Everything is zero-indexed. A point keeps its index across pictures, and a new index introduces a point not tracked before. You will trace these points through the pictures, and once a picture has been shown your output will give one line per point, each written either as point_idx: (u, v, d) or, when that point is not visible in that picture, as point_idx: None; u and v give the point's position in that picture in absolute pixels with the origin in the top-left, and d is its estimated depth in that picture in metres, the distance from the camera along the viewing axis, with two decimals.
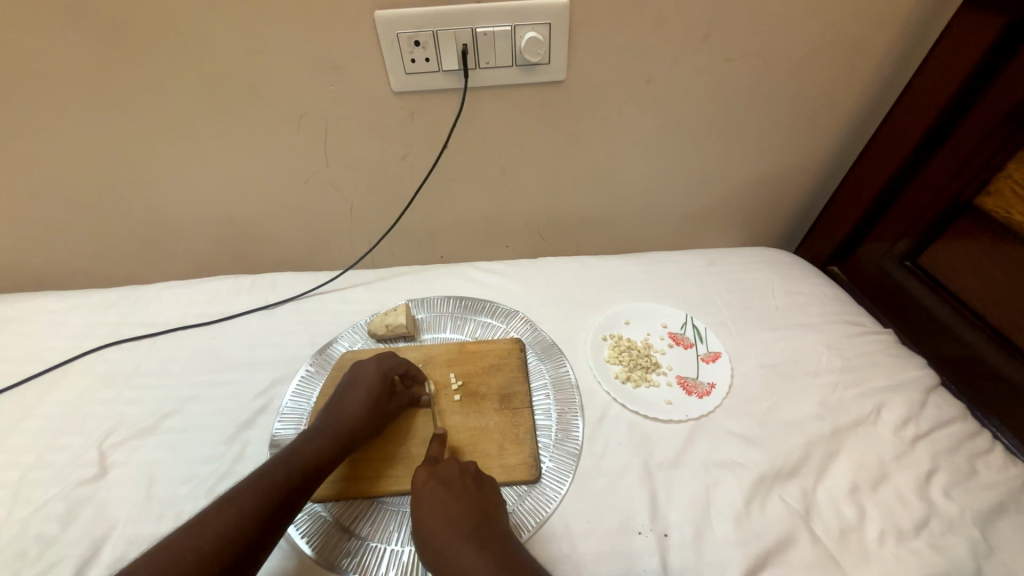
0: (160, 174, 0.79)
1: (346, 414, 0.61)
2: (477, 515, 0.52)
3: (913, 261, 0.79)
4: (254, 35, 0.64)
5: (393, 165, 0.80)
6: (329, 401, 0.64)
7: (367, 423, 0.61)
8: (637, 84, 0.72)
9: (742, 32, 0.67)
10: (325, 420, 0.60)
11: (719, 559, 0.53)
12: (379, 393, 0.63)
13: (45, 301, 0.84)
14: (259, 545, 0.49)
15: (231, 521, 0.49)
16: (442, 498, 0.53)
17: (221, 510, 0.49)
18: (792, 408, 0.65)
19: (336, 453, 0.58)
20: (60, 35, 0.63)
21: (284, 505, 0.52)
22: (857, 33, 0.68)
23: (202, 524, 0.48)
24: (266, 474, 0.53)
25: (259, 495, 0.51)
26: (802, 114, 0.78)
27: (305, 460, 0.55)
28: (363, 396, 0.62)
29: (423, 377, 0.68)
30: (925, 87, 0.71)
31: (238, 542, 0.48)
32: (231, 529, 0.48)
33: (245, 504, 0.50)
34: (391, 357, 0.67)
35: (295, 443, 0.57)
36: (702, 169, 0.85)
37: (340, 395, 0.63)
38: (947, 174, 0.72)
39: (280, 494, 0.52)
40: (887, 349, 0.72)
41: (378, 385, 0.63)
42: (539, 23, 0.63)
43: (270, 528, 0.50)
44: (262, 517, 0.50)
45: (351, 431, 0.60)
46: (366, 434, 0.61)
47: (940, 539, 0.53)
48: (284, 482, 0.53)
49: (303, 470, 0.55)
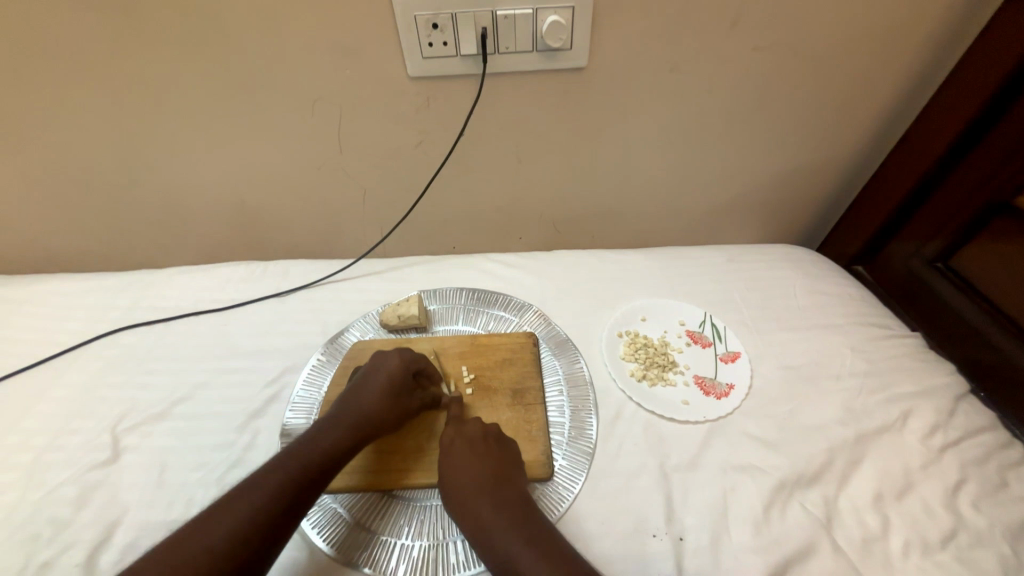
0: (172, 158, 0.78)
1: (362, 407, 0.60)
2: (499, 472, 0.56)
3: (945, 262, 0.76)
4: (266, 14, 0.62)
5: (407, 153, 0.78)
6: (347, 389, 0.63)
7: (385, 418, 0.60)
8: (662, 73, 0.69)
9: (773, 19, 0.64)
10: (341, 412, 0.59)
11: (737, 565, 0.51)
12: (398, 387, 0.62)
13: (59, 284, 0.84)
14: (273, 542, 0.48)
15: (243, 517, 0.48)
16: (466, 455, 0.57)
17: (233, 505, 0.49)
18: (813, 412, 0.63)
19: (353, 447, 0.57)
20: (68, 11, 0.61)
21: (297, 502, 0.51)
22: (897, 20, 0.65)
23: (216, 519, 0.48)
24: (279, 467, 0.53)
25: (271, 490, 0.50)
26: (833, 106, 0.75)
27: (320, 453, 0.55)
28: (378, 390, 0.61)
29: (439, 375, 0.66)
30: (969, 77, 0.67)
31: (252, 539, 0.47)
32: (245, 526, 0.48)
33: (257, 500, 0.50)
34: (408, 352, 0.65)
35: (310, 435, 0.56)
36: (725, 162, 0.82)
37: (355, 387, 0.62)
38: (983, 172, 0.69)
39: (293, 490, 0.51)
40: (913, 353, 0.70)
41: (397, 380, 0.62)
42: (562, 6, 0.60)
43: (283, 524, 0.49)
44: (276, 513, 0.49)
45: (368, 423, 0.59)
46: (384, 428, 0.60)
47: (968, 553, 0.51)
48: (299, 475, 0.52)
49: (318, 464, 0.54)
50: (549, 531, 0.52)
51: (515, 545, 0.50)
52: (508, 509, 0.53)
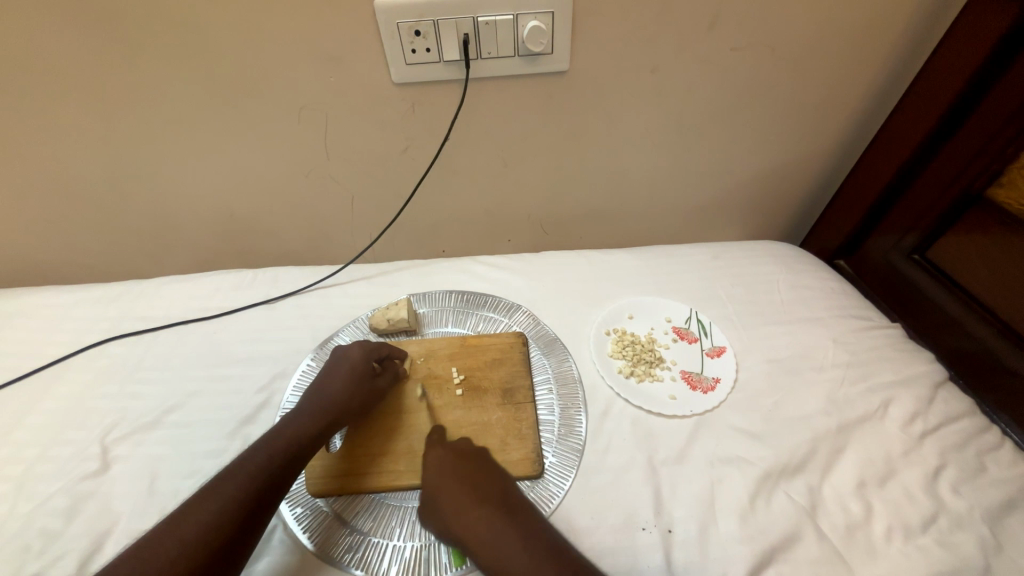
0: (160, 167, 0.79)
1: (330, 392, 0.62)
2: (495, 485, 0.55)
3: (922, 254, 0.78)
4: (251, 23, 0.62)
5: (395, 158, 0.79)
6: (315, 380, 0.65)
7: (352, 400, 0.61)
8: (642, 75, 0.71)
9: (748, 21, 0.65)
10: (309, 401, 0.61)
11: (724, 555, 0.52)
12: (362, 372, 0.64)
13: (47, 295, 0.84)
14: (248, 530, 0.50)
15: (217, 509, 0.49)
16: (459, 471, 0.56)
17: (209, 500, 0.50)
18: (796, 404, 0.65)
19: (322, 430, 0.59)
20: (53, 25, 0.62)
21: (268, 493, 0.52)
22: (868, 20, 0.67)
23: (191, 513, 0.49)
24: (247, 459, 0.54)
25: (241, 483, 0.52)
26: (810, 104, 0.76)
27: (287, 438, 0.57)
28: (343, 375, 0.63)
29: (400, 354, 0.69)
30: (936, 75, 0.69)
31: (225, 529, 0.49)
32: (218, 516, 0.49)
33: (228, 493, 0.51)
34: (370, 342, 0.68)
35: (279, 426, 0.58)
36: (707, 161, 0.84)
37: (322, 378, 0.64)
38: (954, 167, 0.71)
39: (263, 480, 0.53)
40: (893, 343, 0.71)
41: (360, 365, 0.64)
42: (542, 12, 0.62)
43: (256, 513, 0.51)
44: (248, 504, 0.51)
45: (336, 409, 0.61)
46: (352, 412, 0.62)
47: (948, 536, 0.53)
48: (268, 465, 0.54)
49: (287, 452, 0.56)
50: (558, 541, 0.50)
51: (526, 559, 0.48)
52: (512, 521, 0.51)
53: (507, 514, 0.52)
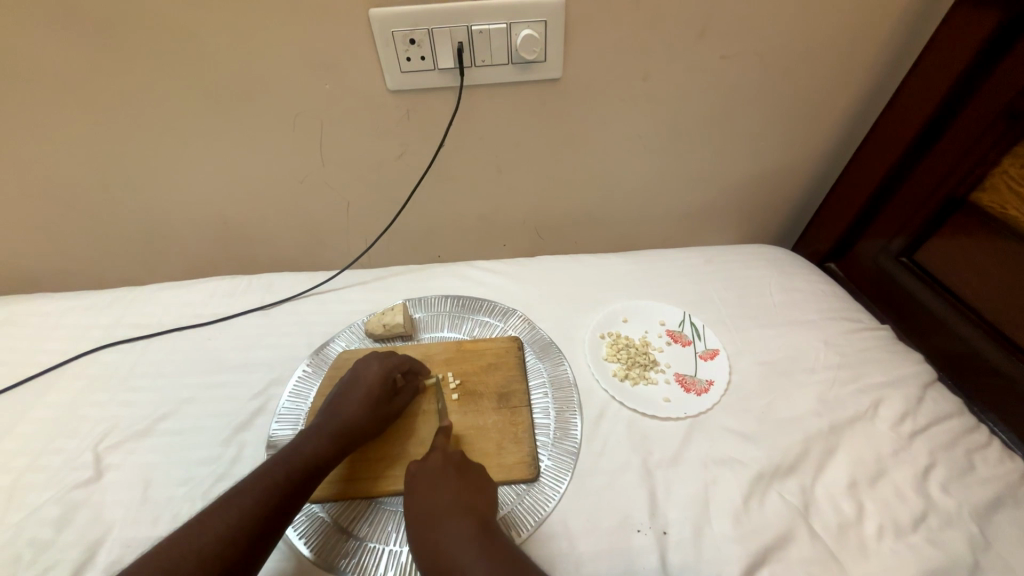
0: (155, 175, 0.79)
1: (346, 411, 0.61)
2: (466, 501, 0.52)
3: (909, 257, 0.79)
4: (247, 32, 0.63)
5: (390, 164, 0.80)
6: (332, 394, 0.65)
7: (367, 420, 0.61)
8: (634, 83, 0.72)
9: (737, 29, 0.67)
10: (326, 418, 0.61)
11: (718, 556, 0.53)
12: (380, 391, 0.63)
13: (39, 303, 0.83)
14: (262, 543, 0.50)
15: (233, 521, 0.49)
16: (434, 482, 0.54)
17: (221, 512, 0.50)
18: (789, 404, 0.66)
19: (338, 450, 0.58)
20: (51, 34, 0.62)
21: (284, 504, 0.52)
22: (852, 28, 0.68)
23: (202, 525, 0.49)
24: (266, 474, 0.54)
25: (256, 495, 0.52)
26: (798, 111, 0.78)
27: (304, 460, 0.56)
28: (360, 394, 0.62)
29: (426, 374, 0.68)
30: (921, 81, 0.70)
31: (238, 541, 0.48)
32: (232, 529, 0.49)
33: (244, 503, 0.51)
34: (392, 356, 0.67)
35: (294, 444, 0.58)
36: (699, 166, 0.85)
37: (342, 388, 0.64)
38: (940, 171, 0.72)
39: (280, 492, 0.53)
40: (882, 345, 0.72)
41: (378, 383, 0.63)
42: (534, 21, 0.63)
43: (270, 527, 0.51)
44: (263, 515, 0.51)
45: (351, 430, 0.60)
46: (366, 433, 0.61)
47: (938, 534, 0.53)
48: (283, 481, 0.54)
49: (304, 469, 0.55)
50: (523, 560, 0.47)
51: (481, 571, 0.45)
52: (472, 536, 0.48)
53: (471, 531, 0.49)
